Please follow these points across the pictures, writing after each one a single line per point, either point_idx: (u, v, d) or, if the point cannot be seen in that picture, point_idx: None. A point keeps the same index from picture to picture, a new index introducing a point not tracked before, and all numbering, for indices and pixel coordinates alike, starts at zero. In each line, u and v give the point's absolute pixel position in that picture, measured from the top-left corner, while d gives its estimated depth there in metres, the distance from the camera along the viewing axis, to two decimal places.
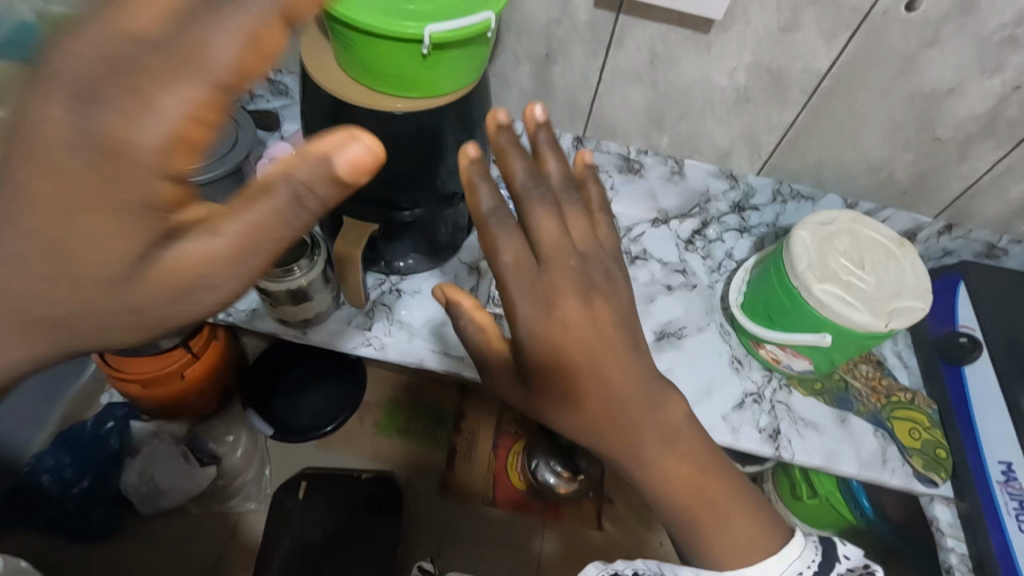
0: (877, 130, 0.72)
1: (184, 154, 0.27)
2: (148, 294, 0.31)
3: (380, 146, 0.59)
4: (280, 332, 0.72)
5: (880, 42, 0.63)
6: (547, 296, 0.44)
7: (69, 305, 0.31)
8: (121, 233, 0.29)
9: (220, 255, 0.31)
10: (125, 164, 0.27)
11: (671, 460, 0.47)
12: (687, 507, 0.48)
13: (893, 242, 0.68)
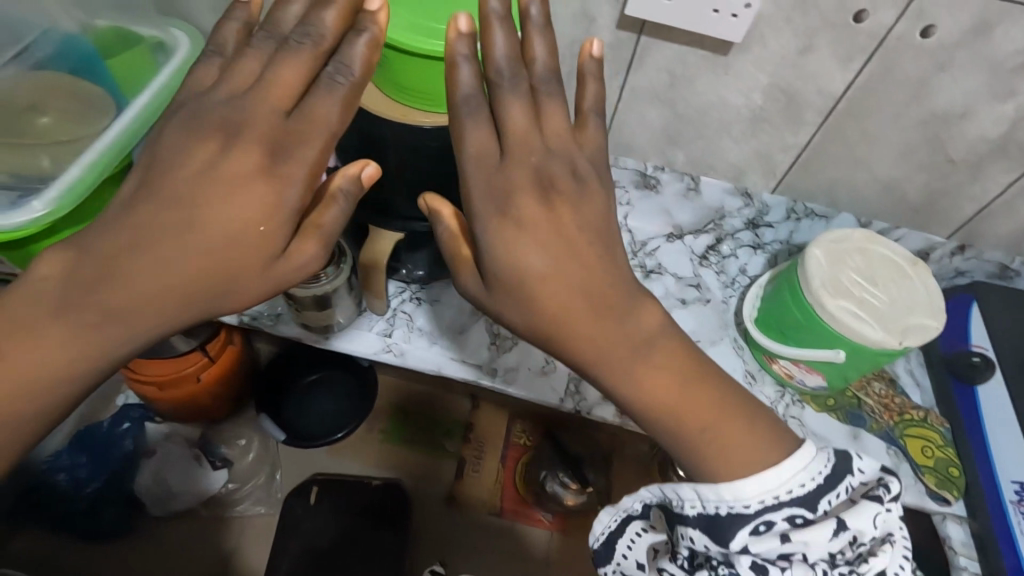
0: (890, 152, 0.73)
1: (311, 182, 0.43)
2: (264, 279, 0.43)
3: (407, 159, 0.61)
4: (302, 337, 0.74)
5: (894, 66, 0.64)
6: (503, 187, 0.44)
7: (207, 287, 0.42)
8: (266, 228, 0.42)
9: (315, 251, 0.45)
10: (281, 183, 0.42)
11: (653, 362, 0.44)
12: (675, 415, 0.44)
13: (907, 261, 0.69)
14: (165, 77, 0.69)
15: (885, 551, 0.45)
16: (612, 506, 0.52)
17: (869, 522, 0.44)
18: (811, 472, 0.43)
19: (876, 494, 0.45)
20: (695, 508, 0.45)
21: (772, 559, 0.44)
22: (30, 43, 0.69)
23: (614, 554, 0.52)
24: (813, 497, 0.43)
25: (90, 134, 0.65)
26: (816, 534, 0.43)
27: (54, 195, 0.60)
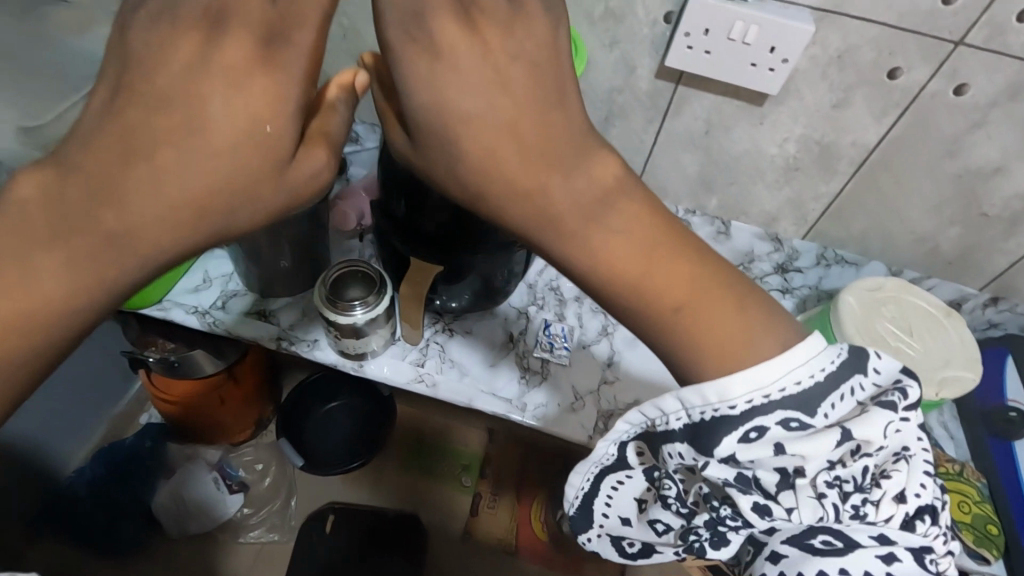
0: (923, 204, 0.74)
1: (310, 73, 0.36)
2: (273, 189, 0.37)
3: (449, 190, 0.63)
4: (337, 363, 0.76)
5: (929, 122, 0.66)
6: (414, 5, 0.34)
7: (219, 201, 0.35)
8: (271, 127, 0.35)
9: (326, 158, 0.38)
10: (278, 74, 0.35)
11: (612, 224, 0.36)
12: (633, 288, 0.36)
13: (940, 310, 0.70)
14: None
15: (901, 467, 0.39)
16: (580, 467, 0.45)
17: (878, 429, 0.37)
18: (813, 368, 0.36)
19: (889, 400, 0.38)
20: (681, 422, 0.38)
21: (772, 485, 0.38)
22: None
23: (592, 519, 0.46)
24: (815, 397, 0.36)
25: None
26: (818, 450, 0.36)
27: None
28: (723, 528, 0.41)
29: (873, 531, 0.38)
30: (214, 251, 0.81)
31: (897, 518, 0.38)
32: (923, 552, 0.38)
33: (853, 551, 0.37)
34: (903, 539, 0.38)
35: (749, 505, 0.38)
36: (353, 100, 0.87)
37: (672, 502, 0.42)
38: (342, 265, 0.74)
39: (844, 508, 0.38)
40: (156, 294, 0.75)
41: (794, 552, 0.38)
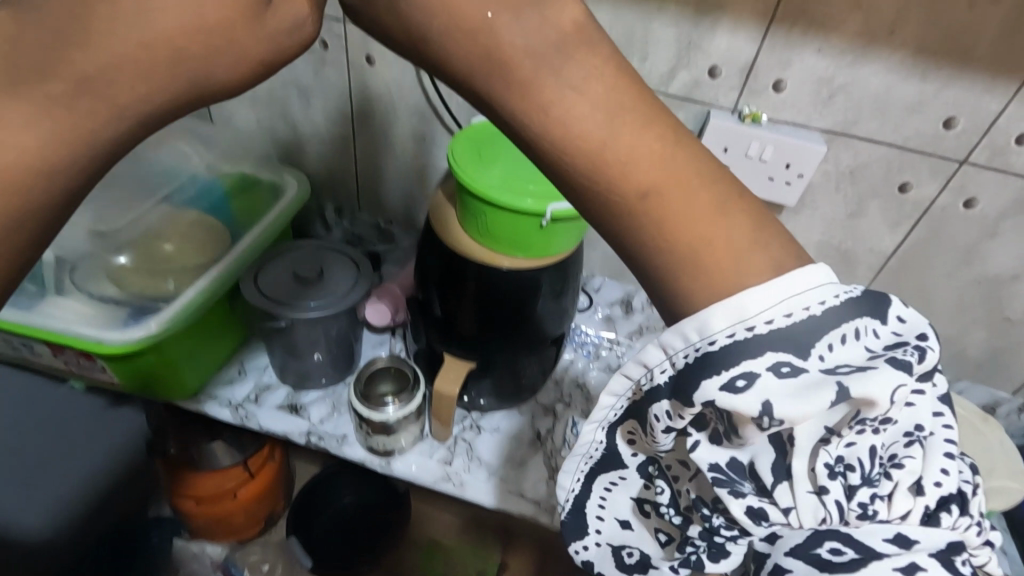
0: (945, 307, 0.76)
1: None
2: (256, 39, 0.26)
3: (482, 282, 0.66)
4: (366, 461, 0.75)
5: (943, 231, 0.69)
6: None
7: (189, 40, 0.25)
8: None
9: (309, 5, 0.27)
10: None
11: (567, 75, 0.25)
12: (580, 160, 0.26)
13: (976, 416, 0.69)
14: (273, 215, 0.78)
15: (915, 452, 0.31)
16: (568, 465, 0.40)
17: (888, 387, 0.29)
18: (807, 298, 0.27)
19: (897, 355, 0.29)
20: (666, 374, 0.31)
21: (767, 475, 0.32)
22: (184, 190, 0.78)
23: (586, 524, 0.42)
24: (811, 332, 0.28)
25: (201, 263, 0.72)
26: (810, 410, 0.29)
27: (167, 315, 0.66)
28: (719, 539, 0.35)
29: (888, 533, 0.30)
30: (250, 344, 0.84)
31: (915, 513, 0.31)
32: (952, 557, 0.30)
33: (869, 567, 0.29)
34: (926, 538, 0.30)
35: (741, 508, 0.33)
36: (393, 204, 0.94)
37: (664, 511, 0.38)
38: (377, 362, 0.76)
39: (848, 506, 0.31)
40: (192, 385, 0.76)
41: (797, 566, 0.30)
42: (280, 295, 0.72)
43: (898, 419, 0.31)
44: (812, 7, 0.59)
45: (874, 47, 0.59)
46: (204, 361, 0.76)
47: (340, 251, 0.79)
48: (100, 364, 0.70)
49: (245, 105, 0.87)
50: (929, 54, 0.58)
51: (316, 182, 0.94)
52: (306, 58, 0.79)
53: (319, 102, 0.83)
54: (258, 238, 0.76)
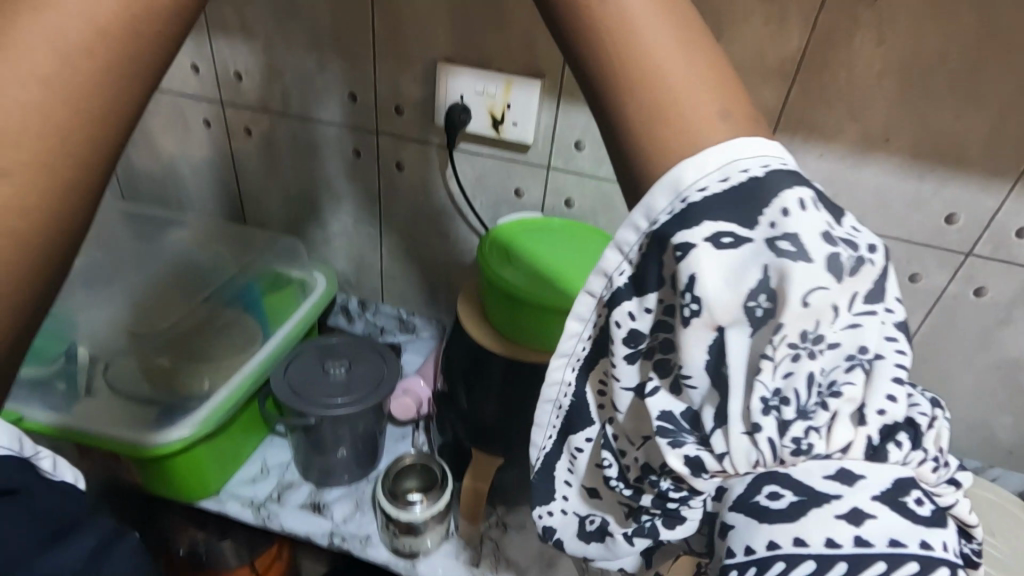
0: (968, 393, 0.76)
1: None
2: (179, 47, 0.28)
3: (509, 374, 0.67)
4: (391, 564, 0.73)
5: (956, 319, 0.71)
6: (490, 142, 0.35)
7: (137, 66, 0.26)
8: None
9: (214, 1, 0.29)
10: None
11: None
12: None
13: (1014, 507, 0.68)
14: (302, 313, 0.81)
15: (858, 377, 0.30)
16: (541, 419, 0.41)
17: (813, 283, 0.28)
18: (746, 163, 0.29)
19: (841, 254, 0.29)
20: (624, 276, 0.33)
21: (708, 420, 0.33)
22: (218, 288, 0.81)
23: (554, 489, 0.43)
24: (746, 199, 0.29)
25: (235, 360, 0.75)
26: (734, 304, 0.29)
27: (198, 416, 0.67)
28: (672, 505, 0.36)
29: (830, 470, 0.31)
30: (273, 438, 0.84)
31: (859, 447, 0.31)
32: (899, 497, 0.30)
33: (810, 515, 0.30)
34: (872, 474, 0.30)
35: (679, 460, 0.33)
36: (415, 297, 0.96)
37: (616, 483, 0.39)
38: (406, 458, 0.75)
39: (782, 443, 0.31)
40: (216, 484, 0.76)
41: (741, 521, 0.31)
42: (308, 390, 0.73)
43: (840, 339, 0.30)
44: (811, 118, 0.64)
45: (872, 153, 0.64)
46: (228, 459, 0.76)
47: (367, 345, 0.81)
48: (127, 464, 0.70)
49: (277, 206, 0.91)
50: (924, 157, 0.63)
51: (341, 276, 0.97)
52: (340, 165, 0.85)
53: (348, 204, 0.88)
54: (289, 333, 0.79)
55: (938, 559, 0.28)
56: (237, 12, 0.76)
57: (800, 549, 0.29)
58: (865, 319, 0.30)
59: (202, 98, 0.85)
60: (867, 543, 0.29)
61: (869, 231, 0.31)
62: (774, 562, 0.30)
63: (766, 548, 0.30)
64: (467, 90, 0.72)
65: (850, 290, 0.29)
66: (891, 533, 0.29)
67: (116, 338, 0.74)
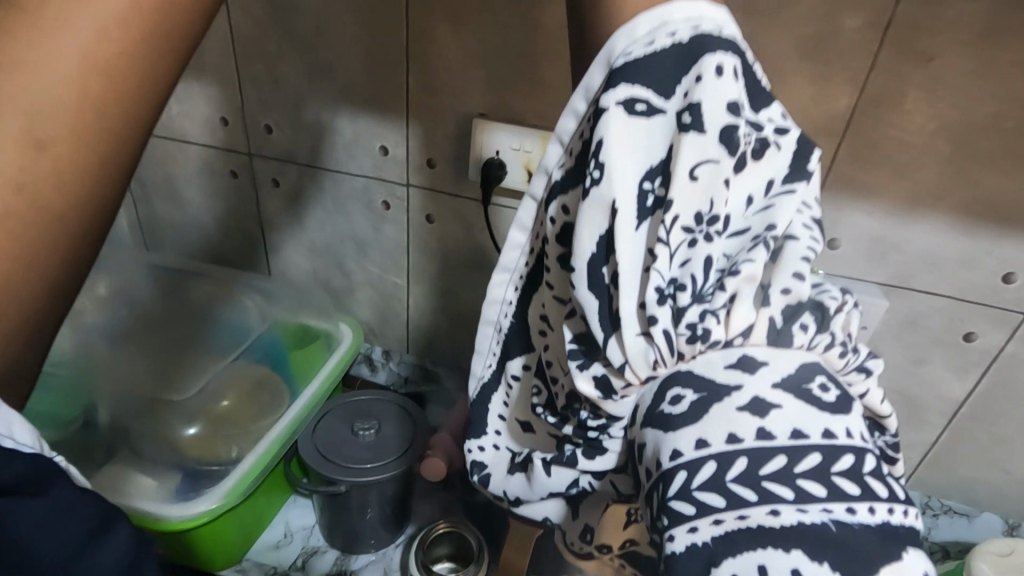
0: None
1: (177, 38, 0.31)
2: (146, 118, 0.31)
3: None
4: None
5: (1013, 379, 0.68)
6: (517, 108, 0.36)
7: (98, 140, 0.30)
8: (150, 74, 0.30)
9: (178, 69, 0.31)
10: (158, 47, 0.30)
11: None
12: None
13: None
14: (329, 367, 0.78)
15: (759, 255, 0.31)
16: (482, 345, 0.43)
17: (703, 154, 0.31)
18: (675, 26, 0.32)
19: (739, 126, 0.31)
20: (561, 169, 0.36)
21: (597, 329, 0.33)
22: (244, 346, 0.80)
23: (486, 423, 0.44)
24: (663, 70, 0.32)
25: (260, 427, 0.72)
26: (633, 178, 0.32)
27: (225, 486, 0.65)
28: (593, 435, 0.36)
29: (732, 358, 0.31)
30: (296, 498, 0.80)
31: (761, 331, 0.31)
32: (802, 384, 0.30)
33: (711, 411, 0.30)
34: (773, 362, 0.31)
35: (588, 382, 0.34)
36: (439, 347, 0.93)
37: (541, 411, 0.40)
38: (439, 525, 0.73)
39: (678, 333, 0.31)
40: (238, 551, 0.72)
41: (651, 436, 0.32)
42: (337, 452, 0.70)
43: (749, 225, 0.32)
44: (859, 176, 0.62)
45: (925, 209, 0.62)
46: (250, 523, 0.73)
47: (396, 402, 0.78)
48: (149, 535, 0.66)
49: (301, 256, 0.90)
50: (979, 215, 0.61)
51: (364, 325, 0.94)
52: (367, 216, 0.83)
53: (373, 254, 0.86)
54: (317, 390, 0.76)
55: (841, 447, 0.29)
56: (268, 67, 0.76)
57: (703, 452, 0.29)
58: (777, 201, 0.32)
59: (230, 150, 0.84)
60: (769, 436, 0.29)
61: (787, 119, 0.33)
62: (677, 473, 0.30)
63: (670, 458, 0.30)
64: (504, 146, 0.71)
65: (759, 175, 0.32)
66: (794, 425, 0.29)
67: (136, 401, 0.72)
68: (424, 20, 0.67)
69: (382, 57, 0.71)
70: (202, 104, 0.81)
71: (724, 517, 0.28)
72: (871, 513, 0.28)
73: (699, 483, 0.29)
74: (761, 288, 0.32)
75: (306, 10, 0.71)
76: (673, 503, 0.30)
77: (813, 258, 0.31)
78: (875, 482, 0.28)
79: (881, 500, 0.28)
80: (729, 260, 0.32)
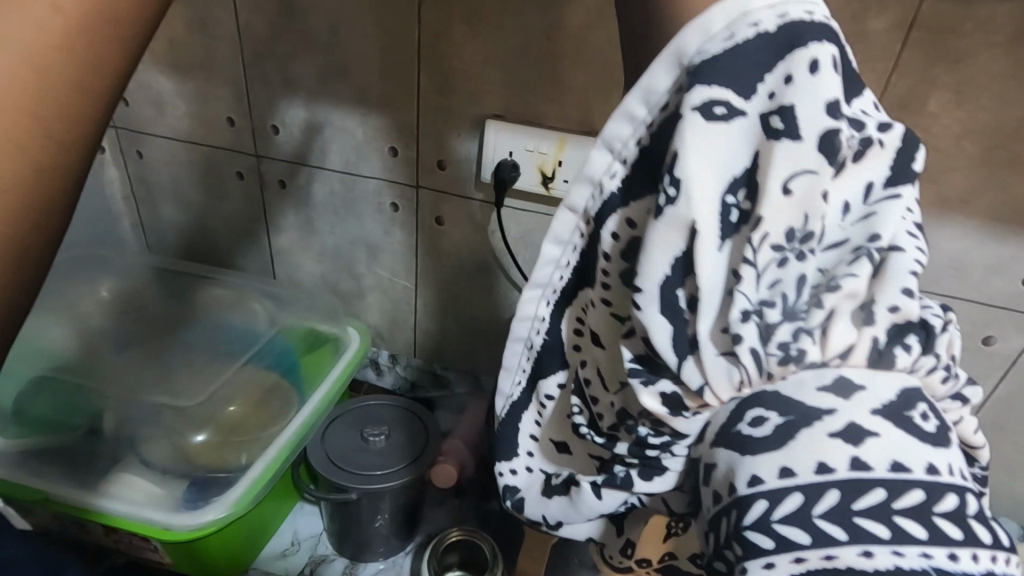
0: None
1: (124, 40, 0.25)
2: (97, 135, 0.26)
3: None
4: None
5: None
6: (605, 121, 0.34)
7: (38, 165, 0.24)
8: (97, 87, 0.25)
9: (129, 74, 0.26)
10: (103, 51, 0.25)
11: None
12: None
13: None
14: (339, 371, 0.78)
15: (862, 271, 0.29)
16: (511, 361, 0.41)
17: (799, 165, 0.29)
18: (757, 16, 0.29)
19: (840, 130, 0.29)
20: (616, 178, 0.34)
21: (669, 354, 0.32)
22: (253, 352, 0.78)
23: (518, 444, 0.43)
24: (744, 71, 0.29)
25: (268, 433, 0.70)
26: (716, 191, 0.30)
27: (234, 494, 0.64)
28: (653, 454, 0.35)
29: (827, 379, 0.29)
30: (303, 506, 0.79)
31: (862, 351, 0.30)
32: (904, 411, 0.29)
33: (799, 437, 0.29)
34: (871, 385, 0.29)
35: (654, 399, 0.33)
36: (449, 353, 0.92)
37: (586, 431, 0.38)
38: (452, 532, 0.72)
39: (768, 353, 0.30)
40: (245, 561, 0.71)
41: (724, 458, 0.31)
42: (352, 463, 0.69)
43: (849, 237, 0.30)
44: None
45: (947, 214, 0.62)
46: (258, 530, 0.72)
47: (406, 408, 0.77)
48: (154, 544, 0.64)
49: (311, 260, 0.88)
50: (1002, 221, 0.61)
51: (372, 330, 0.93)
52: (377, 220, 0.82)
53: (383, 258, 0.85)
54: (328, 394, 0.75)
55: (943, 486, 0.27)
56: (280, 69, 0.74)
57: (787, 481, 0.28)
58: (880, 209, 0.30)
59: (238, 151, 0.82)
60: (864, 467, 0.27)
61: (884, 115, 0.31)
62: (756, 502, 0.28)
63: (748, 485, 0.29)
64: (517, 148, 0.70)
65: (859, 178, 0.30)
66: (893, 457, 0.28)
67: (140, 407, 0.70)
68: (442, 21, 0.66)
69: (397, 59, 0.70)
70: (210, 105, 0.80)
71: (807, 556, 0.27)
72: (974, 559, 0.27)
73: (780, 515, 0.28)
74: (862, 306, 0.30)
75: (321, 9, 0.69)
76: (749, 534, 0.29)
77: (919, 271, 0.30)
78: (978, 526, 0.27)
79: (984, 547, 0.27)
80: (825, 276, 0.30)
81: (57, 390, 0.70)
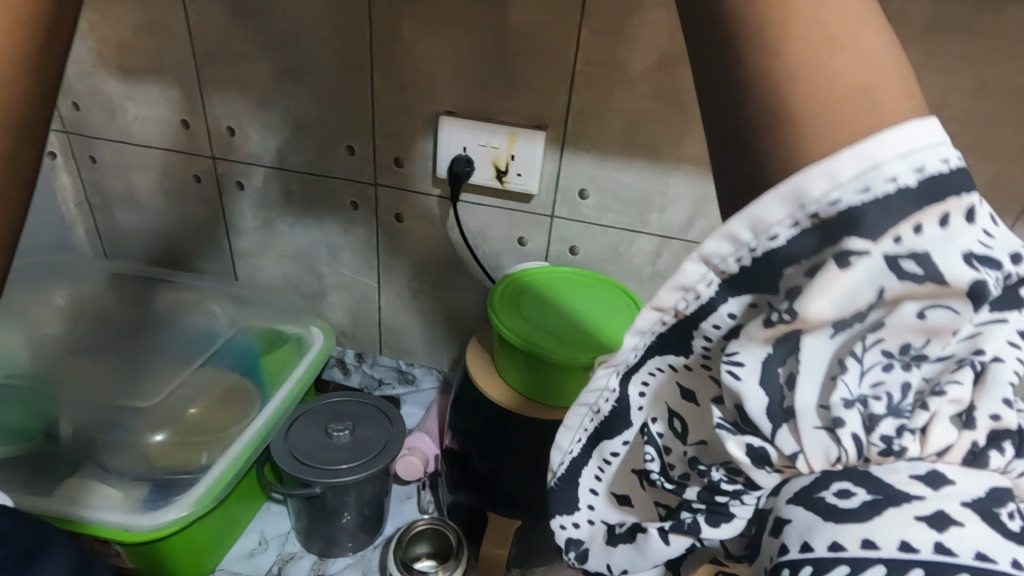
0: None
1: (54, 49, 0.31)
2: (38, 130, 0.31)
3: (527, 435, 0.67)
4: None
5: None
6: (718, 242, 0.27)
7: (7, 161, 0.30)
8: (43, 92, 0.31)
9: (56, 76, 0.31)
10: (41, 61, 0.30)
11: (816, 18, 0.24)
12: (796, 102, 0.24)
13: None
14: (302, 370, 0.78)
15: (966, 378, 0.26)
16: (572, 420, 0.36)
17: (935, 298, 0.25)
18: (890, 166, 0.23)
19: (987, 280, 0.24)
20: (712, 287, 0.28)
21: (763, 421, 0.28)
22: (212, 352, 0.78)
23: (578, 498, 0.37)
24: (880, 219, 0.24)
25: (230, 432, 0.71)
26: (837, 315, 0.26)
27: (196, 493, 0.64)
28: (722, 500, 0.31)
29: (919, 470, 0.26)
30: (271, 505, 0.79)
31: (958, 451, 0.26)
32: (995, 507, 0.25)
33: (885, 515, 0.25)
34: (962, 479, 0.25)
35: (740, 449, 0.29)
36: (415, 350, 0.93)
37: (657, 479, 0.33)
38: (419, 523, 0.74)
39: (869, 442, 0.26)
40: (210, 562, 0.71)
41: (801, 516, 0.27)
42: (315, 457, 0.69)
43: (952, 350, 0.26)
44: None
45: None
46: (224, 528, 0.72)
47: (375, 406, 0.77)
48: (116, 547, 0.64)
49: (272, 262, 0.89)
50: None
51: (337, 329, 0.94)
52: (337, 219, 0.83)
53: (345, 258, 0.86)
54: (291, 393, 0.76)
55: None
56: (237, 72, 0.75)
57: (870, 552, 0.25)
58: (991, 329, 0.25)
59: (193, 154, 0.82)
60: (948, 551, 0.24)
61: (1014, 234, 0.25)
62: (835, 565, 0.25)
63: (827, 549, 0.25)
64: (471, 143, 0.72)
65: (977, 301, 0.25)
66: (979, 547, 0.24)
67: (100, 411, 0.70)
68: (398, 21, 0.68)
69: (352, 60, 0.71)
70: (163, 108, 0.80)
71: None
72: None
73: None
74: (963, 410, 0.26)
75: (275, 12, 0.70)
76: None
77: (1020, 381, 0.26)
78: None
79: None
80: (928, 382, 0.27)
81: (13, 397, 0.69)
